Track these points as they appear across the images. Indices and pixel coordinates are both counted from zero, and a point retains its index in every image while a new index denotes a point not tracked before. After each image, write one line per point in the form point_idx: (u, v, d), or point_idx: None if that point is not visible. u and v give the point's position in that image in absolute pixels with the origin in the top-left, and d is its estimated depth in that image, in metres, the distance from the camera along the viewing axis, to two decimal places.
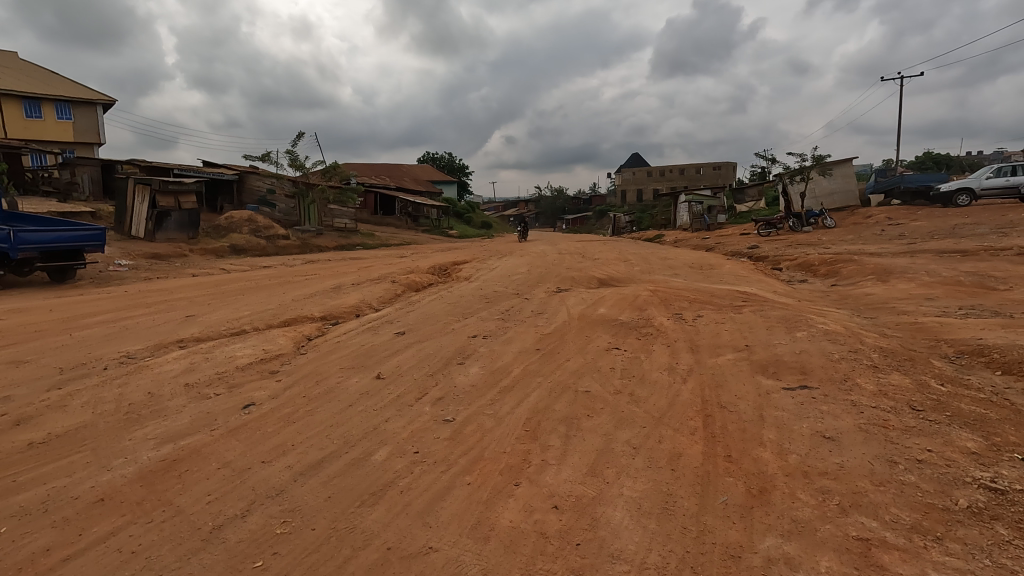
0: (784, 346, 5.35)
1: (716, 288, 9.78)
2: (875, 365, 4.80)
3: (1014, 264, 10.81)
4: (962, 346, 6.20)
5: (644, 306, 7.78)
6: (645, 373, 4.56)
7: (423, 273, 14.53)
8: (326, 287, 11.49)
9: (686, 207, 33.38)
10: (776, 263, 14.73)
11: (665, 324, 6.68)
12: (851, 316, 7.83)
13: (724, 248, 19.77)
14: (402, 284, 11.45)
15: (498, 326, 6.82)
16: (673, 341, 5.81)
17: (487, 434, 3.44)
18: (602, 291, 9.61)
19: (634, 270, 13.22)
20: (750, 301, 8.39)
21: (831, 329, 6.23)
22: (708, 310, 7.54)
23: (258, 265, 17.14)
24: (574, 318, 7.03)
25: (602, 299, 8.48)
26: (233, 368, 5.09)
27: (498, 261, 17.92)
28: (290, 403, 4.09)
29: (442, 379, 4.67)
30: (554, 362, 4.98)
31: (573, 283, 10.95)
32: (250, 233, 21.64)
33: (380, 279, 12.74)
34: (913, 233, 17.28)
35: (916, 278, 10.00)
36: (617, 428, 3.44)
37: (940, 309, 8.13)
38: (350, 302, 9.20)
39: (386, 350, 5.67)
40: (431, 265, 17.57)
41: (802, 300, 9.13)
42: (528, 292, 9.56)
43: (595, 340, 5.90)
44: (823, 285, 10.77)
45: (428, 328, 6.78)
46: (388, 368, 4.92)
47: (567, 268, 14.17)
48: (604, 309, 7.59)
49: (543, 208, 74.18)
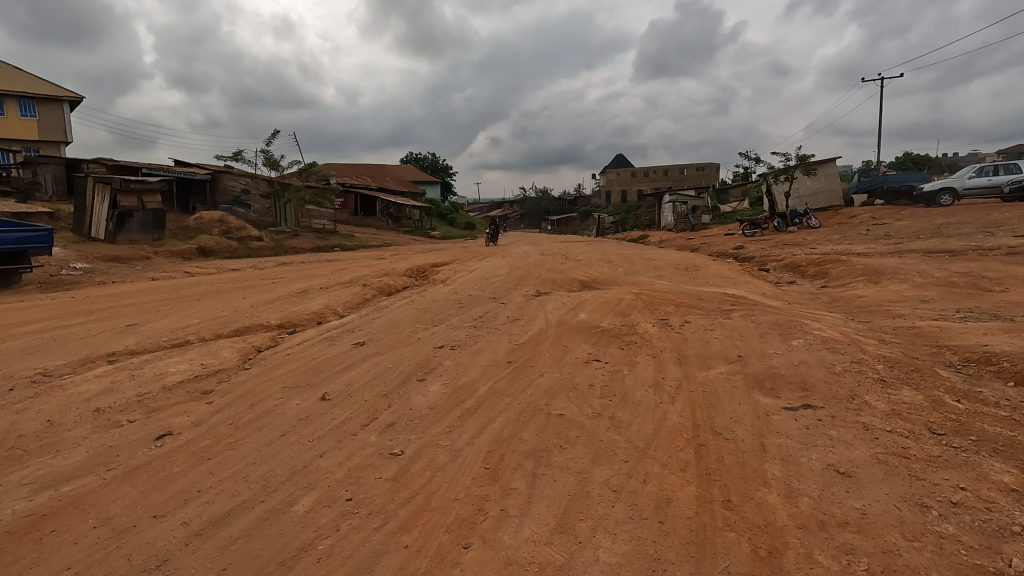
0: (780, 357, 4.87)
1: (703, 290, 9.31)
2: (882, 378, 4.34)
3: (1006, 264, 10.53)
4: (967, 353, 5.78)
5: (627, 311, 7.26)
6: (628, 391, 4.03)
7: (400, 276, 13.88)
8: (292, 291, 10.80)
9: (671, 207, 33.10)
10: (763, 263, 14.36)
11: (651, 332, 6.15)
12: (844, 321, 7.40)
13: (709, 248, 19.40)
14: (374, 288, 10.81)
15: (469, 334, 6.23)
16: (659, 351, 5.29)
17: (439, 473, 2.88)
18: (584, 295, 9.09)
19: (618, 272, 12.74)
20: (738, 305, 7.94)
21: (827, 337, 5.77)
22: (695, 315, 7.05)
23: (226, 267, 16.32)
24: (551, 325, 6.47)
25: (583, 304, 7.95)
26: (159, 388, 4.45)
27: (479, 262, 17.34)
28: (211, 433, 3.48)
29: (397, 399, 4.08)
30: (526, 378, 4.42)
31: (554, 286, 10.43)
32: (220, 234, 20.79)
33: (351, 283, 12.08)
34: (899, 233, 17.07)
35: (907, 279, 9.64)
36: (593, 465, 2.88)
37: (937, 312, 7.75)
38: (313, 307, 8.54)
39: (339, 364, 5.06)
40: (409, 267, 16.94)
41: (793, 303, 8.70)
42: (506, 296, 9.00)
43: (574, 350, 5.35)
44: (812, 287, 10.38)
45: (391, 337, 6.17)
46: (336, 387, 4.31)
47: (549, 269, 13.67)
48: (585, 315, 7.06)
49: (528, 209, 73.68)
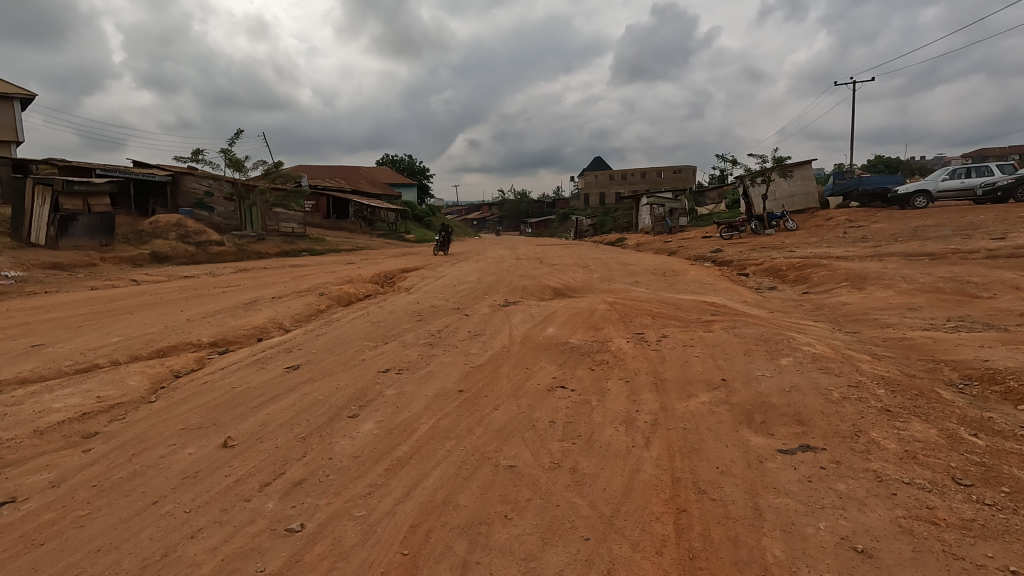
0: (770, 381, 4.28)
1: (681, 298, 8.76)
2: (885, 407, 3.78)
3: (989, 268, 10.21)
4: (968, 370, 5.27)
5: (601, 324, 6.62)
6: (596, 430, 3.38)
7: (364, 283, 13.10)
8: (241, 301, 9.93)
9: (648, 210, 32.79)
10: (742, 267, 13.94)
11: (624, 349, 5.53)
12: (832, 332, 6.88)
13: (686, 251, 19.00)
14: (331, 298, 10.01)
15: (422, 354, 5.51)
16: (634, 374, 4.67)
17: (342, 561, 2.20)
18: (556, 305, 8.45)
19: (593, 278, 12.16)
20: (719, 315, 7.38)
21: (818, 353, 5.23)
22: (674, 328, 6.45)
23: (178, 274, 15.30)
24: (515, 342, 5.81)
25: (553, 315, 7.31)
26: (28, 433, 3.65)
27: (450, 267, 16.60)
28: (64, 500, 2.74)
29: (317, 444, 3.36)
30: (477, 414, 3.73)
31: (525, 295, 9.79)
32: (177, 240, 19.69)
33: (307, 291, 11.27)
34: (876, 236, 16.86)
35: (893, 285, 9.21)
36: (543, 548, 2.23)
37: (927, 321, 7.29)
38: (255, 321, 7.73)
39: (261, 394, 4.30)
40: (377, 273, 16.15)
41: (775, 312, 8.19)
42: (471, 307, 8.31)
43: (537, 374, 4.68)
44: (794, 293, 9.91)
45: (333, 358, 5.42)
46: (246, 429, 3.56)
47: (522, 275, 13.01)
48: (553, 329, 6.39)
49: (506, 211, 73.10)
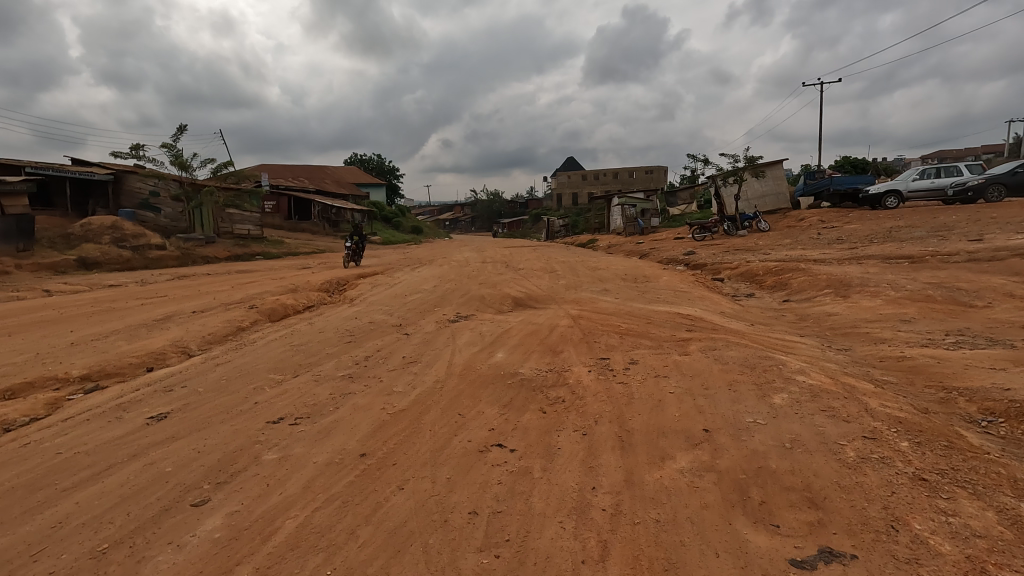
0: (766, 435, 3.33)
1: (652, 310, 7.86)
2: (919, 474, 2.86)
3: (975, 273, 9.64)
4: (988, 404, 4.43)
5: (560, 348, 5.59)
6: (532, 530, 2.38)
7: (309, 291, 11.90)
8: (155, 315, 8.64)
9: (619, 210, 32.18)
10: (716, 271, 13.22)
11: (586, 381, 4.53)
12: (822, 351, 6.04)
13: (658, 254, 18.28)
14: (260, 312, 8.81)
15: (335, 394, 4.41)
16: (595, 421, 3.68)
17: None
18: (512, 320, 7.43)
19: (559, 285, 11.21)
20: (695, 332, 6.47)
21: (815, 386, 4.33)
22: (644, 351, 5.47)
23: (104, 282, 13.81)
24: (454, 375, 4.74)
25: (506, 334, 6.28)
26: None
27: (409, 273, 15.47)
28: None
29: (118, 561, 2.27)
30: (373, 499, 2.68)
31: (480, 306, 8.76)
32: (111, 243, 18.08)
33: (239, 302, 10.02)
34: (851, 237, 16.40)
35: (880, 293, 8.47)
36: None
37: (923, 336, 6.52)
38: (155, 344, 6.53)
39: (88, 466, 3.14)
40: (327, 279, 14.90)
41: (756, 326, 7.34)
42: (415, 324, 7.22)
43: (471, 426, 3.63)
44: (773, 302, 9.14)
45: (220, 401, 4.26)
46: (23, 538, 2.44)
47: (482, 282, 11.97)
48: (502, 355, 5.34)
49: (478, 212, 71.91)
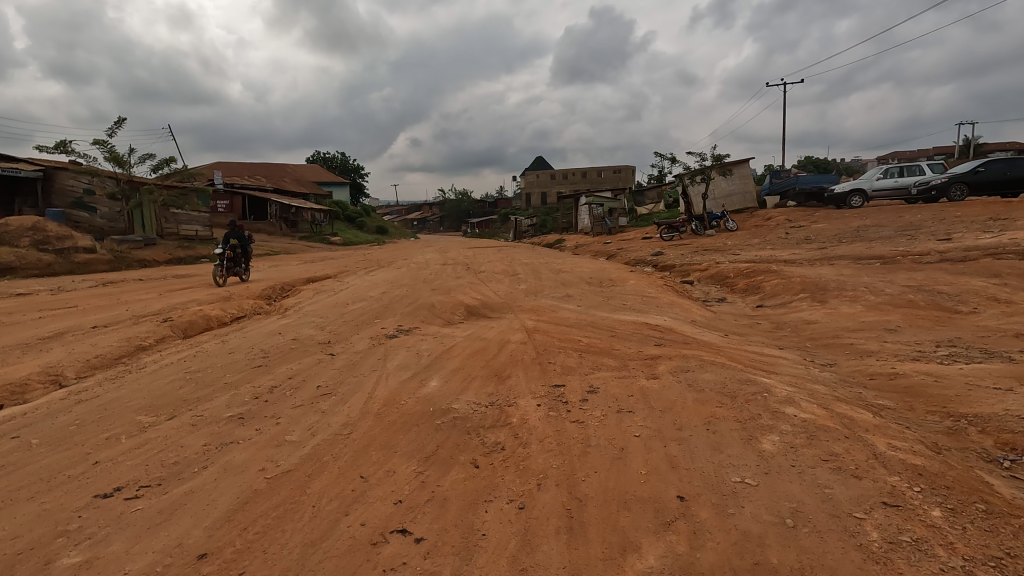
0: (759, 505, 2.51)
1: (616, 320, 7.08)
2: (970, 570, 2.08)
3: (953, 275, 9.18)
4: (1006, 436, 3.72)
5: (507, 373, 4.69)
6: None
7: (244, 299, 10.73)
8: (45, 332, 7.40)
9: (587, 210, 31.57)
10: (685, 273, 12.60)
11: (534, 420, 3.66)
12: (807, 368, 5.32)
13: (626, 254, 17.63)
14: (172, 327, 7.65)
15: (209, 445, 3.41)
16: (537, 482, 2.82)
17: None
18: (459, 333, 6.51)
19: (519, 290, 10.35)
20: (665, 347, 5.68)
21: (810, 422, 3.54)
22: (606, 375, 4.62)
23: (12, 291, 12.30)
24: (370, 413, 3.80)
25: (446, 354, 5.35)
26: None
27: (360, 277, 14.40)
28: None
29: None
30: None
31: (427, 317, 7.81)
32: (31, 246, 16.41)
33: (156, 314, 8.82)
34: (819, 236, 16.09)
35: (858, 297, 7.89)
36: None
37: (913, 347, 5.89)
38: (20, 372, 5.37)
39: None
40: (271, 284, 13.70)
41: (730, 337, 6.62)
42: (346, 341, 6.23)
43: (371, 496, 2.72)
44: (745, 307, 8.51)
45: (49, 461, 3.22)
46: None
47: (436, 288, 11.02)
48: (436, 384, 4.41)
49: (447, 211, 70.56)
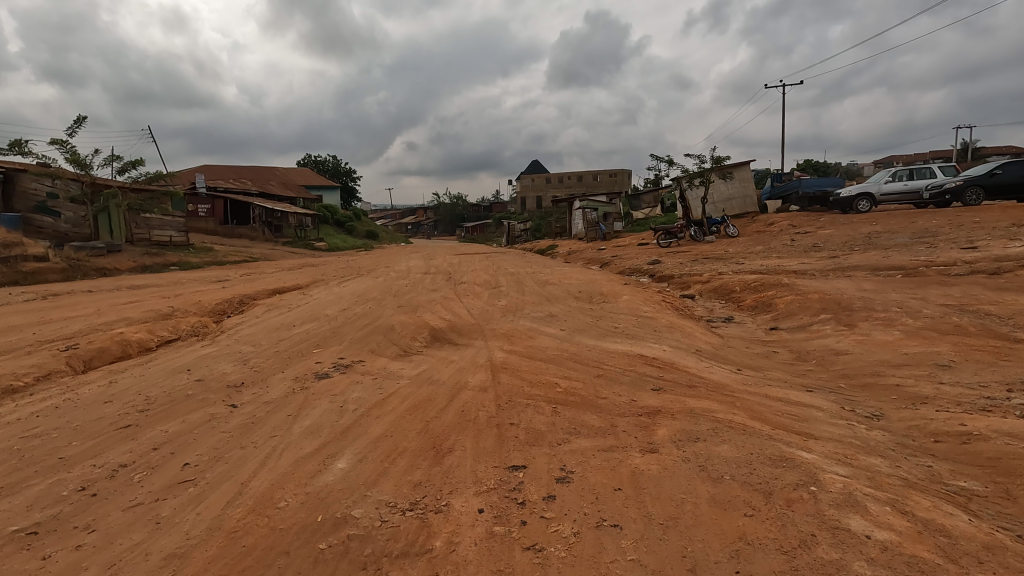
0: None
1: (604, 351, 5.79)
2: None
3: (995, 291, 7.94)
4: None
5: (449, 446, 3.38)
6: None
7: (184, 318, 9.32)
8: None
9: (581, 214, 30.31)
10: (686, 286, 11.32)
11: (467, 545, 2.38)
12: (852, 427, 4.05)
13: (621, 263, 16.33)
14: (68, 359, 6.26)
15: None
16: None
17: None
18: (407, 371, 5.21)
19: (497, 307, 9.07)
20: (665, 395, 4.38)
21: (895, 554, 2.27)
22: (585, 449, 3.32)
23: None
24: (221, 531, 2.50)
25: (377, 410, 4.02)
26: None
27: (329, 290, 13.04)
28: None
29: None
30: None
31: (379, 344, 6.49)
32: None
33: (64, 338, 7.40)
34: (827, 243, 14.93)
35: (893, 322, 6.62)
36: None
37: (978, 394, 4.61)
38: None
39: None
40: (228, 298, 12.28)
41: (745, 374, 5.35)
42: (263, 383, 4.91)
43: None
44: (758, 331, 7.27)
45: None
46: None
47: (404, 304, 9.69)
48: (343, 465, 3.13)
49: (440, 215, 69.14)
